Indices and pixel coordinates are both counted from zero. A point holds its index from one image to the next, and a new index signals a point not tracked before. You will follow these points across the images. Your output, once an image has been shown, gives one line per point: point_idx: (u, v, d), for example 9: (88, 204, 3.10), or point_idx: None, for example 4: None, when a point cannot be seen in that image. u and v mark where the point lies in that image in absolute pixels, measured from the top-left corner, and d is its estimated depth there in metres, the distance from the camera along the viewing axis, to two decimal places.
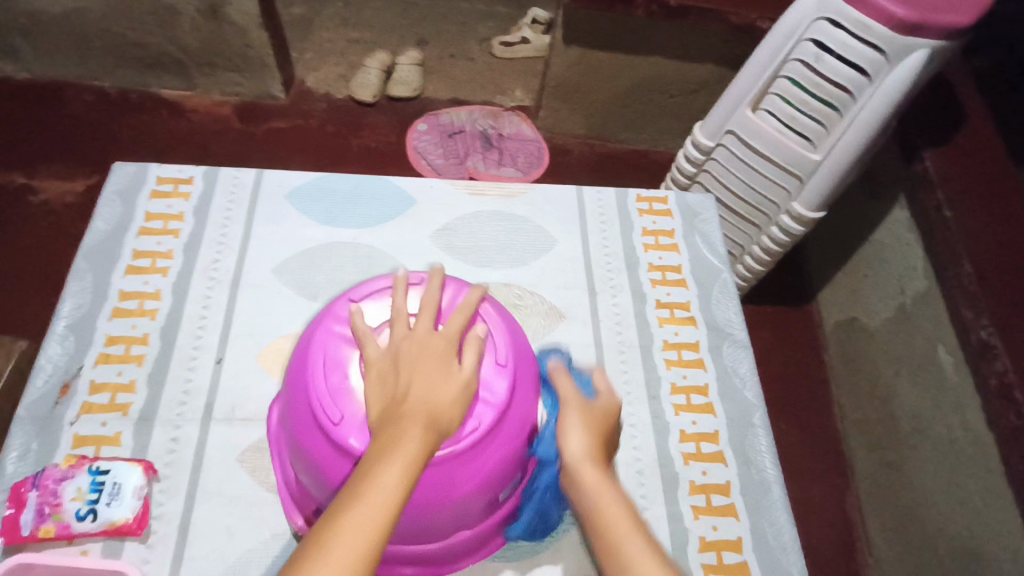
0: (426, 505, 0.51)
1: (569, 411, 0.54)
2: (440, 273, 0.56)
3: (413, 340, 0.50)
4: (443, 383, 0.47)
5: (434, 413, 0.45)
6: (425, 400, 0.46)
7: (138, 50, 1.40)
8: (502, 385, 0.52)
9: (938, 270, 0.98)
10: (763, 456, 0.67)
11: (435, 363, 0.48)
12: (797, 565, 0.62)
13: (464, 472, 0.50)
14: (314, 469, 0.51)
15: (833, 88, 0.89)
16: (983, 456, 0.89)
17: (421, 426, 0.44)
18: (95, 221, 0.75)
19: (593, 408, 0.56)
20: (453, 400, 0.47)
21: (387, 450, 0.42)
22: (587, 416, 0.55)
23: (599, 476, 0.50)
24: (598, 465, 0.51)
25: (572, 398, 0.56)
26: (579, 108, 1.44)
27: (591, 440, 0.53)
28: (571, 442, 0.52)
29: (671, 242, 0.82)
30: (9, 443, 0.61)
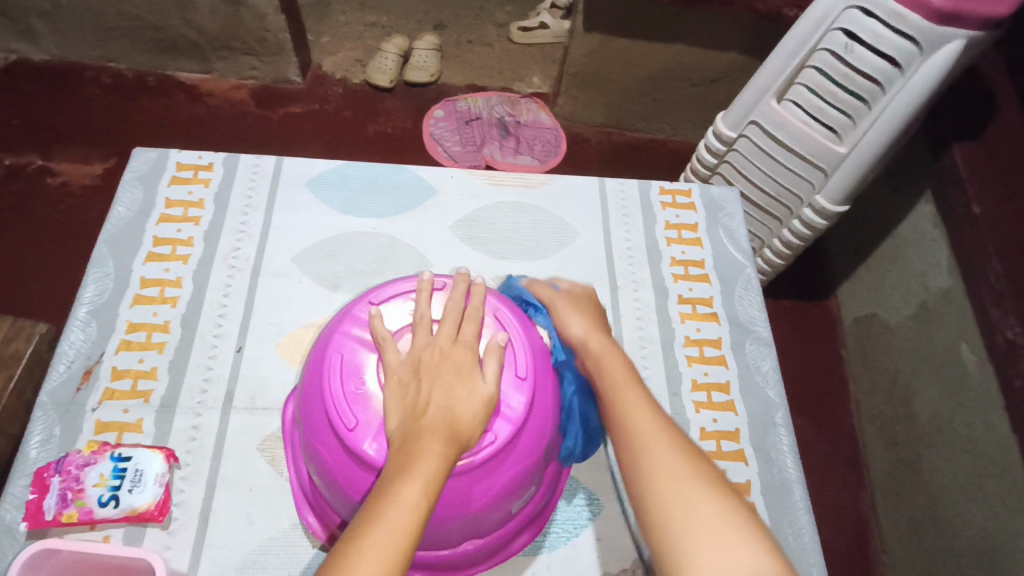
0: (442, 517, 0.49)
1: (562, 302, 0.63)
2: (464, 279, 0.54)
3: (435, 348, 0.49)
4: (464, 397, 0.46)
5: (455, 428, 0.44)
6: (447, 414, 0.45)
7: (156, 33, 1.39)
8: (522, 398, 0.51)
9: (966, 267, 0.96)
10: (784, 455, 0.67)
11: (457, 376, 0.47)
12: (818, 567, 0.61)
13: (481, 485, 0.49)
14: (326, 474, 0.50)
15: (862, 80, 0.87)
16: (1005, 458, 0.88)
17: (442, 441, 0.43)
18: (116, 206, 0.75)
19: (577, 298, 0.64)
20: (475, 415, 0.45)
21: (408, 467, 0.41)
22: (572, 302, 0.63)
23: (604, 343, 0.58)
24: (600, 335, 0.59)
25: (559, 295, 0.64)
26: (598, 97, 1.42)
27: (587, 318, 0.61)
28: (571, 322, 0.60)
29: (694, 236, 0.81)
30: (32, 428, 0.61)
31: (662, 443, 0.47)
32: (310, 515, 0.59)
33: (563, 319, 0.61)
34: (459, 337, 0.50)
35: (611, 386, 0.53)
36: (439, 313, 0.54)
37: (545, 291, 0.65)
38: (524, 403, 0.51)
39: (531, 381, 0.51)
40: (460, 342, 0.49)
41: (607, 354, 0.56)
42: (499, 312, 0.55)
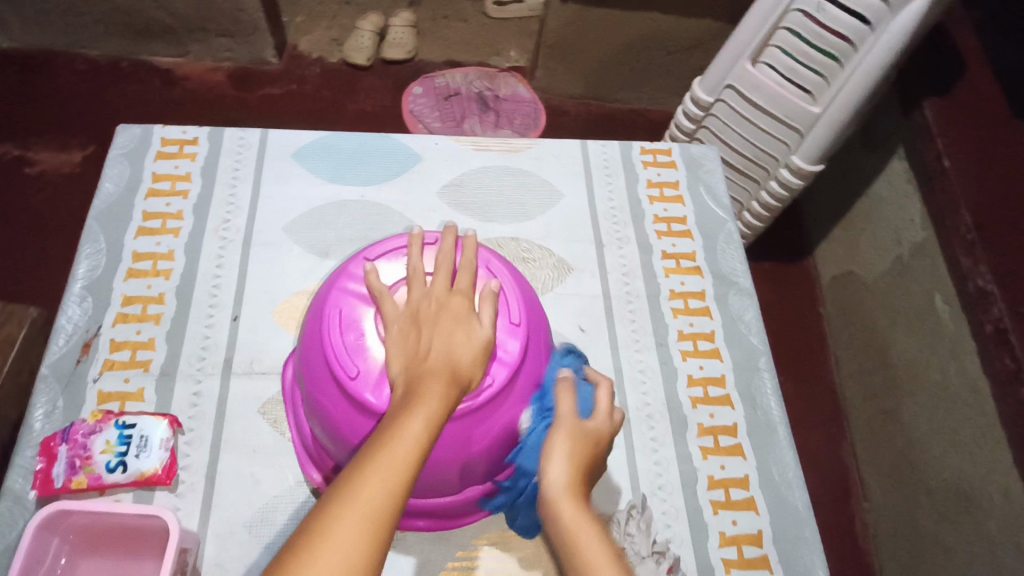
0: (442, 460, 0.52)
1: (557, 431, 0.50)
2: (454, 232, 0.56)
3: (432, 298, 0.51)
4: (463, 341, 0.48)
5: (455, 369, 0.46)
6: (447, 356, 0.46)
7: (129, 17, 1.37)
8: (517, 342, 0.53)
9: (938, 219, 0.99)
10: (768, 398, 0.70)
11: (455, 322, 0.49)
12: (802, 500, 0.64)
13: (481, 428, 0.51)
14: (330, 425, 0.52)
15: (834, 39, 0.89)
16: (977, 399, 0.91)
17: (444, 383, 0.45)
18: (103, 183, 0.75)
19: (585, 432, 0.51)
20: (473, 356, 0.47)
21: (412, 403, 0.43)
22: (575, 437, 0.50)
23: (578, 515, 0.46)
24: (577, 500, 0.47)
25: (565, 418, 0.51)
26: (576, 68, 1.43)
27: (571, 466, 0.48)
28: (550, 472, 0.48)
29: (676, 193, 0.83)
30: (35, 400, 0.62)
31: None
32: (313, 469, 0.61)
33: (546, 458, 0.49)
34: (454, 287, 0.51)
35: None
36: (432, 265, 0.56)
37: (560, 407, 0.52)
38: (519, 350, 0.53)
39: (524, 327, 0.53)
40: (456, 292, 0.51)
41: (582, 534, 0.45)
42: (490, 264, 0.57)
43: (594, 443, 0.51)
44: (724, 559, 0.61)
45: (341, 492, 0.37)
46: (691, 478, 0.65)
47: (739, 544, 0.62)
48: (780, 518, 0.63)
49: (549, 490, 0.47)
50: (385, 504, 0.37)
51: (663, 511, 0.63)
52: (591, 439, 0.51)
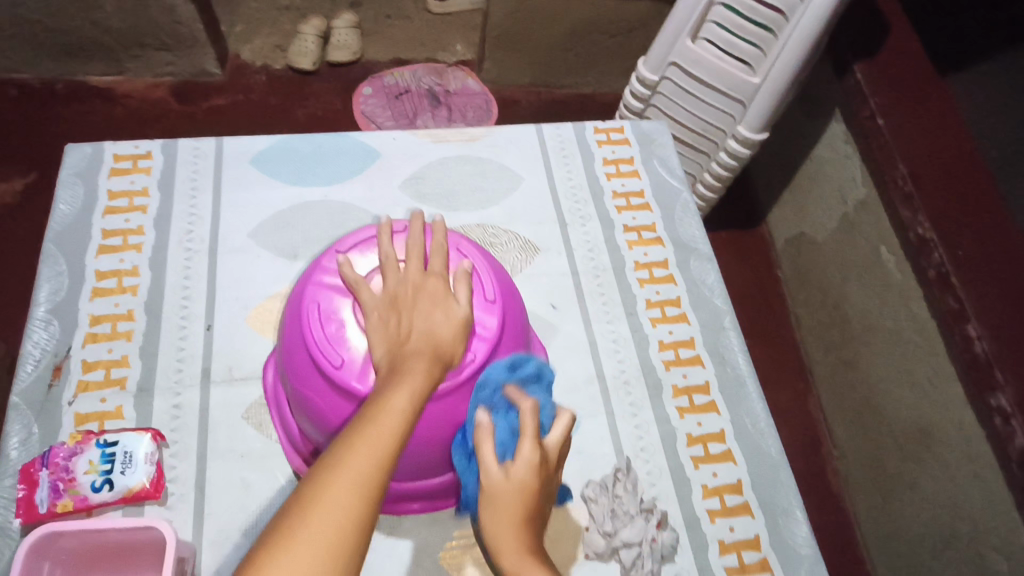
0: (430, 440, 0.53)
1: (487, 494, 0.46)
2: (422, 218, 0.57)
3: (409, 283, 0.52)
4: (442, 321, 0.50)
5: (435, 347, 0.48)
6: (428, 337, 0.48)
7: (59, 37, 1.33)
8: (495, 319, 0.55)
9: (876, 174, 1.05)
10: (735, 354, 0.73)
11: (433, 304, 0.50)
12: (775, 445, 0.68)
13: (467, 404, 0.53)
14: (317, 417, 0.53)
15: (767, 11, 0.94)
16: (928, 340, 0.97)
17: (426, 361, 0.46)
18: (57, 204, 0.73)
19: (513, 486, 0.46)
20: (453, 333, 0.49)
21: (398, 379, 0.44)
22: (504, 493, 0.46)
23: (529, 571, 0.43)
24: (529, 556, 0.44)
25: (489, 478, 0.46)
26: (523, 58, 1.45)
27: (513, 525, 0.45)
28: (492, 536, 0.45)
29: (631, 168, 0.86)
30: (9, 429, 0.61)
31: None
32: (298, 459, 0.61)
33: (486, 523, 0.46)
34: (426, 271, 0.53)
35: None
36: (403, 252, 0.57)
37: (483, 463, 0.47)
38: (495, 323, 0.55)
39: (500, 304, 0.56)
40: (429, 275, 0.53)
41: None
42: (460, 246, 0.59)
43: (527, 487, 0.46)
44: (708, 510, 0.64)
45: (331, 458, 0.37)
46: (671, 438, 0.68)
47: (721, 494, 0.65)
48: (756, 466, 0.67)
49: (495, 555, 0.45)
50: (375, 467, 0.37)
51: (647, 472, 0.66)
52: (524, 490, 0.46)
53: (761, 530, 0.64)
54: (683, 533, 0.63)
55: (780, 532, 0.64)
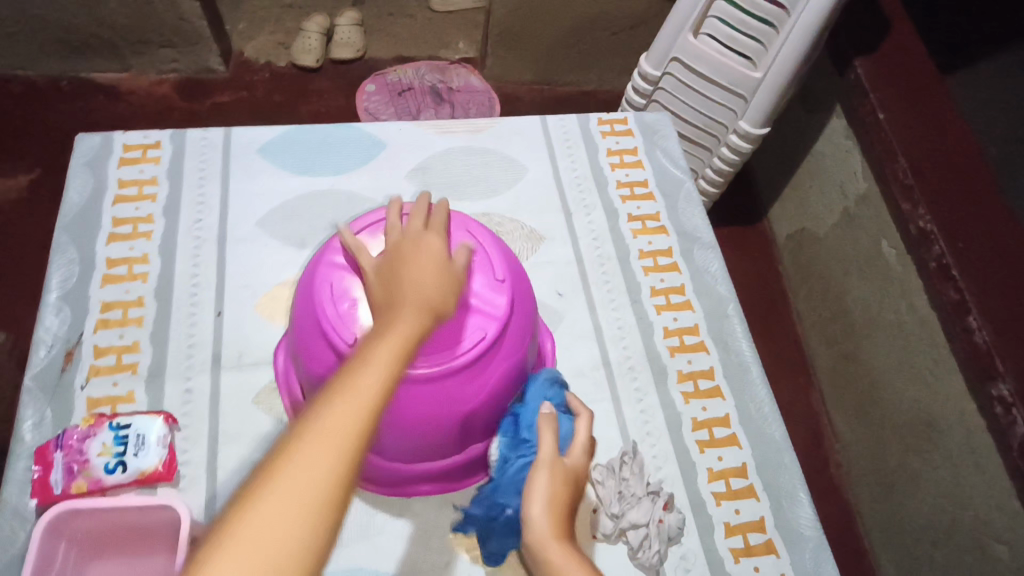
0: (440, 418, 0.54)
1: (540, 470, 0.52)
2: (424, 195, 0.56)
3: (404, 241, 0.51)
4: (433, 275, 0.47)
5: (426, 302, 0.45)
6: (417, 290, 0.45)
7: (64, 34, 1.34)
8: (503, 298, 0.56)
9: (877, 168, 1.05)
10: (739, 341, 0.74)
11: (425, 260, 0.48)
12: (779, 430, 0.69)
13: (476, 382, 0.55)
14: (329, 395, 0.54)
15: (769, 5, 0.95)
16: (929, 332, 0.98)
17: (416, 315, 0.44)
18: (68, 194, 0.74)
19: (565, 467, 0.54)
20: (444, 288, 0.47)
21: (384, 331, 0.42)
22: (556, 477, 0.53)
23: (567, 554, 0.48)
24: (565, 540, 0.49)
25: (546, 458, 0.53)
26: (525, 54, 1.46)
27: (556, 503, 0.51)
28: (534, 510, 0.50)
29: (635, 159, 0.86)
30: (23, 413, 0.62)
31: None
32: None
33: (529, 498, 0.51)
34: (423, 230, 0.51)
35: None
36: None
37: (541, 445, 0.54)
38: (501, 303, 0.56)
39: (509, 284, 0.57)
40: (425, 234, 0.51)
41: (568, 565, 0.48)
42: (469, 228, 0.60)
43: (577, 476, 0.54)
44: (713, 492, 0.65)
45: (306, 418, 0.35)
46: (676, 422, 0.68)
47: (726, 477, 0.66)
48: (761, 449, 0.68)
49: (532, 535, 0.49)
50: (354, 419, 0.35)
51: (653, 455, 0.66)
52: (571, 476, 0.54)
53: (766, 512, 0.64)
54: (689, 515, 0.64)
55: (784, 514, 0.65)
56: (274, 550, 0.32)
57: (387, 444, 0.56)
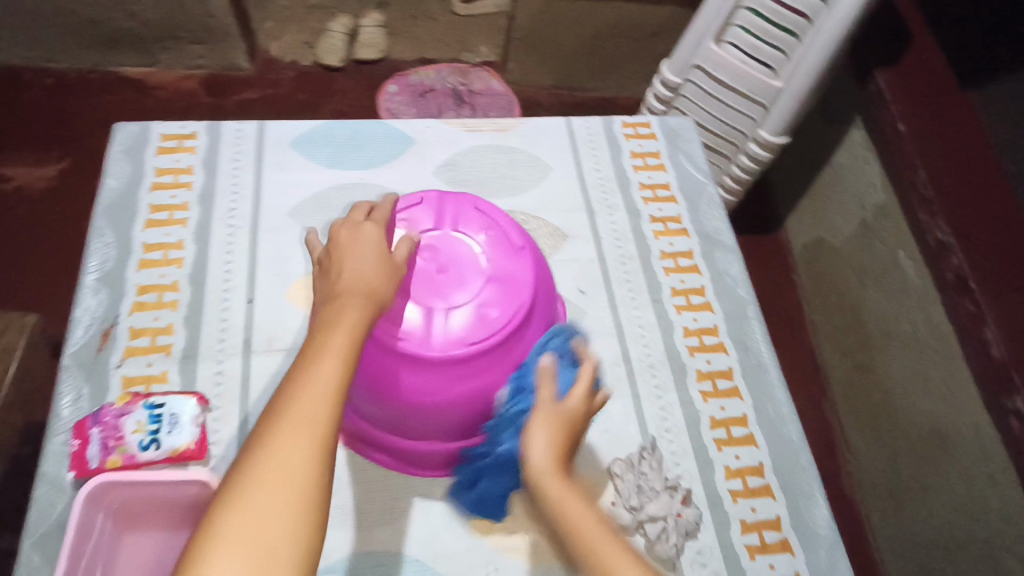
0: (484, 396, 0.58)
1: (536, 414, 0.50)
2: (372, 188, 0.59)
3: (343, 230, 0.53)
4: (368, 265, 0.50)
5: (367, 291, 0.48)
6: (357, 280, 0.48)
7: (96, 28, 1.37)
8: (528, 267, 0.60)
9: (896, 179, 1.06)
10: (758, 342, 0.75)
11: (362, 251, 0.50)
12: (796, 431, 0.70)
13: (515, 354, 0.58)
14: (377, 390, 0.58)
15: (792, 15, 0.96)
16: (945, 343, 0.98)
17: (359, 306, 0.46)
18: (106, 179, 0.77)
19: (566, 410, 0.51)
20: (380, 274, 0.49)
21: (333, 320, 0.45)
22: (556, 418, 0.50)
23: (566, 489, 0.46)
24: (565, 477, 0.47)
25: (544, 400, 0.51)
26: (546, 59, 1.48)
27: (555, 444, 0.48)
28: (533, 452, 0.48)
29: (658, 162, 0.88)
30: (61, 390, 0.63)
31: None
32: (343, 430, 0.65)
33: (527, 440, 0.49)
34: (370, 219, 0.54)
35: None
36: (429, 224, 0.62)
37: (538, 393, 0.51)
38: (528, 271, 0.60)
39: (529, 251, 0.61)
40: (371, 222, 0.54)
41: (574, 504, 0.46)
42: (481, 206, 0.64)
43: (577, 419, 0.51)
44: (730, 490, 0.66)
45: (262, 437, 0.38)
46: (695, 420, 0.69)
47: (743, 475, 0.67)
48: (778, 450, 0.69)
49: (534, 474, 0.47)
50: (317, 408, 0.39)
51: (672, 451, 0.67)
52: (572, 419, 0.51)
53: (782, 511, 0.65)
54: (706, 511, 0.65)
55: (800, 514, 0.65)
56: (264, 534, 0.35)
57: (433, 427, 0.60)
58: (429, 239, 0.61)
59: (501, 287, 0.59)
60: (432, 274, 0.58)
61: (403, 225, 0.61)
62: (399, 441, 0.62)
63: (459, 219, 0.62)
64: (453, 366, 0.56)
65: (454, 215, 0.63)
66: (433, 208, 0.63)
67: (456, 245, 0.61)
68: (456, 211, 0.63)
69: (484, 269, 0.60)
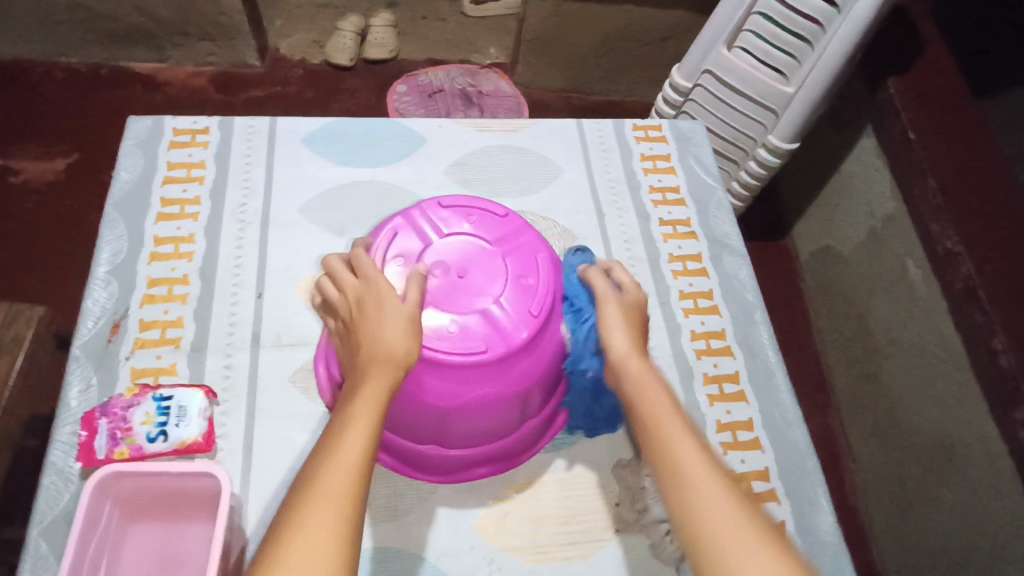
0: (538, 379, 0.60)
1: (607, 308, 0.57)
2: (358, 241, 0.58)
3: (353, 293, 0.53)
4: (386, 327, 0.49)
5: (389, 355, 0.48)
6: (378, 348, 0.48)
7: (107, 23, 1.38)
8: (531, 236, 0.64)
9: (905, 188, 1.06)
10: (765, 347, 0.75)
11: (375, 314, 0.50)
12: (803, 437, 0.70)
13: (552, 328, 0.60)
14: (435, 412, 0.58)
15: (804, 21, 0.96)
16: (952, 353, 0.98)
17: (383, 377, 0.47)
18: (118, 172, 0.77)
19: (632, 306, 0.58)
20: (398, 331, 0.49)
21: (357, 398, 0.46)
22: (624, 311, 0.57)
23: (641, 366, 0.52)
24: (641, 357, 0.54)
25: (608, 296, 0.58)
26: (556, 62, 1.48)
27: (628, 332, 0.55)
28: (612, 336, 0.55)
29: (668, 165, 0.88)
30: (69, 380, 0.64)
31: (750, 547, 0.39)
32: (416, 472, 0.64)
33: (604, 329, 0.56)
34: (369, 276, 0.53)
35: (659, 433, 0.47)
36: (423, 240, 0.62)
37: (594, 286, 0.59)
38: (533, 240, 0.63)
39: (520, 221, 0.65)
40: (372, 280, 0.53)
41: (646, 379, 0.51)
42: (460, 203, 0.65)
43: (638, 311, 0.58)
44: None
45: (293, 518, 0.38)
46: (701, 423, 0.69)
47: (748, 480, 0.66)
48: (784, 455, 0.68)
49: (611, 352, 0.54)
50: (346, 486, 0.40)
51: None
52: (638, 314, 0.58)
53: (787, 517, 0.65)
54: None
55: (805, 520, 0.65)
56: None
57: (483, 429, 0.60)
58: (427, 256, 0.61)
59: (516, 256, 0.62)
60: (455, 282, 0.59)
61: (396, 258, 0.60)
62: (480, 451, 0.62)
63: (438, 223, 0.63)
64: (533, 348, 0.58)
65: (432, 225, 0.63)
66: (410, 229, 0.62)
67: (457, 246, 0.62)
68: (431, 219, 0.63)
69: (492, 249, 0.62)
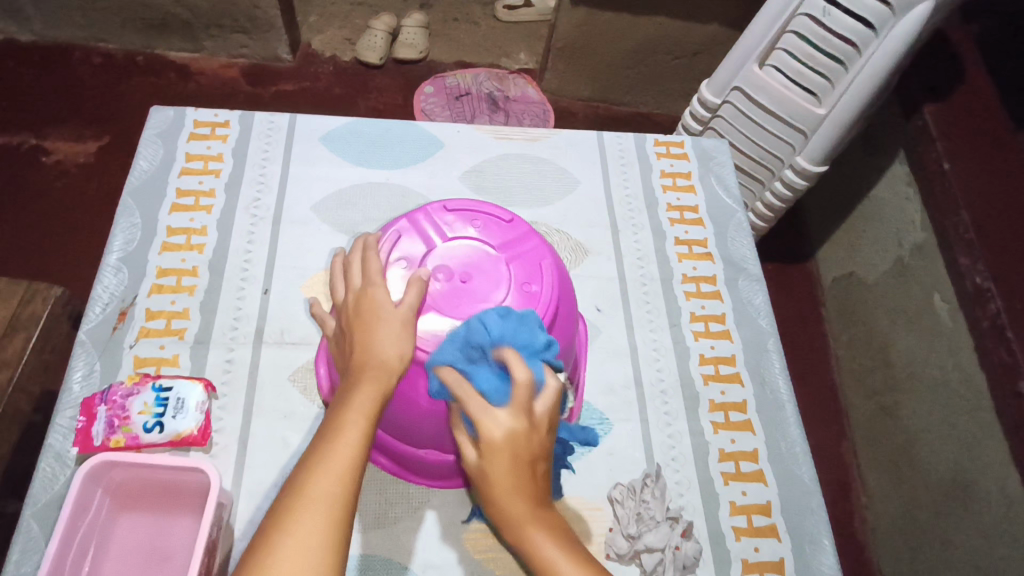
0: None
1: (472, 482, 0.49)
2: (362, 242, 0.58)
3: (350, 298, 0.53)
4: (378, 331, 0.49)
5: (378, 360, 0.47)
6: (368, 351, 0.48)
7: (146, 11, 1.40)
8: (536, 243, 0.63)
9: (936, 219, 1.03)
10: (777, 377, 0.72)
11: (367, 318, 0.50)
12: (809, 472, 0.67)
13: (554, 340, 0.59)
14: (433, 417, 0.57)
15: (839, 42, 0.93)
16: (974, 393, 0.94)
17: (374, 381, 0.45)
18: (138, 161, 0.78)
19: (480, 468, 0.47)
20: (390, 336, 0.49)
21: (348, 398, 0.45)
22: (482, 479, 0.47)
23: (521, 532, 0.47)
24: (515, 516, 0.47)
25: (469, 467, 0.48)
26: (584, 70, 1.46)
27: (496, 498, 0.47)
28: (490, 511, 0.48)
29: (688, 183, 0.86)
30: (73, 365, 0.64)
31: None
32: (414, 478, 0.63)
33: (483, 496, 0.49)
34: (368, 280, 0.53)
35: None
36: (428, 244, 0.61)
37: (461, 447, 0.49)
38: (536, 249, 0.62)
39: (526, 230, 0.64)
40: (371, 285, 0.52)
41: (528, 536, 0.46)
42: (466, 208, 0.64)
43: (494, 466, 0.46)
44: (734, 527, 0.64)
45: (282, 515, 0.38)
46: (704, 451, 0.67)
47: (748, 513, 0.64)
48: (788, 488, 0.66)
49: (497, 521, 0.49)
50: (341, 487, 0.39)
51: (676, 481, 0.65)
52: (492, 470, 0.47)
53: (787, 554, 0.63)
54: (707, 547, 0.62)
55: (806, 558, 0.63)
56: None
57: None
58: (430, 260, 0.60)
59: (521, 263, 0.61)
60: (458, 287, 0.58)
61: (399, 261, 0.60)
62: None
63: (445, 228, 0.62)
64: None
65: (437, 229, 0.62)
66: (414, 233, 0.62)
67: (462, 251, 0.61)
68: (435, 223, 0.62)
69: (497, 255, 0.61)
